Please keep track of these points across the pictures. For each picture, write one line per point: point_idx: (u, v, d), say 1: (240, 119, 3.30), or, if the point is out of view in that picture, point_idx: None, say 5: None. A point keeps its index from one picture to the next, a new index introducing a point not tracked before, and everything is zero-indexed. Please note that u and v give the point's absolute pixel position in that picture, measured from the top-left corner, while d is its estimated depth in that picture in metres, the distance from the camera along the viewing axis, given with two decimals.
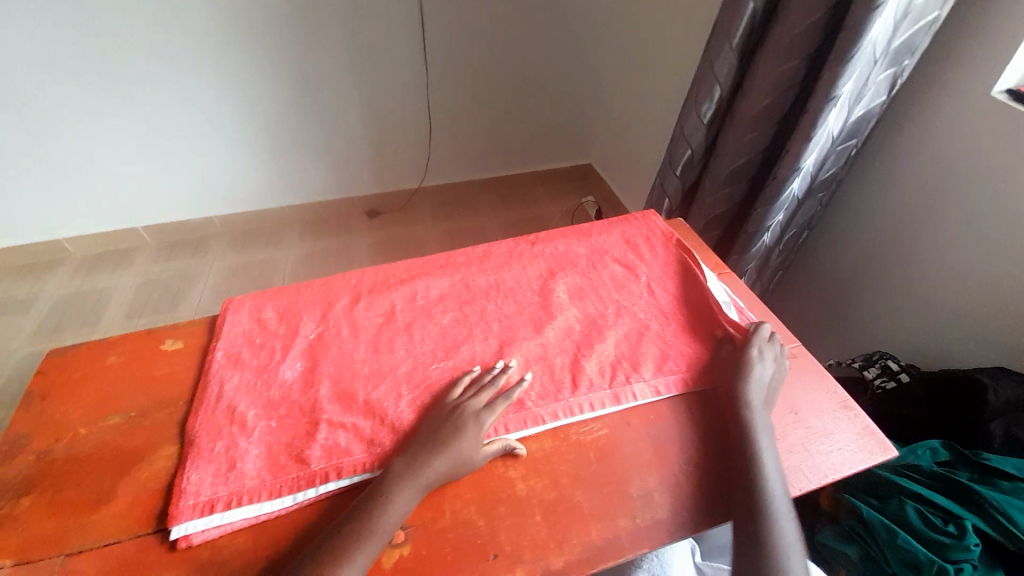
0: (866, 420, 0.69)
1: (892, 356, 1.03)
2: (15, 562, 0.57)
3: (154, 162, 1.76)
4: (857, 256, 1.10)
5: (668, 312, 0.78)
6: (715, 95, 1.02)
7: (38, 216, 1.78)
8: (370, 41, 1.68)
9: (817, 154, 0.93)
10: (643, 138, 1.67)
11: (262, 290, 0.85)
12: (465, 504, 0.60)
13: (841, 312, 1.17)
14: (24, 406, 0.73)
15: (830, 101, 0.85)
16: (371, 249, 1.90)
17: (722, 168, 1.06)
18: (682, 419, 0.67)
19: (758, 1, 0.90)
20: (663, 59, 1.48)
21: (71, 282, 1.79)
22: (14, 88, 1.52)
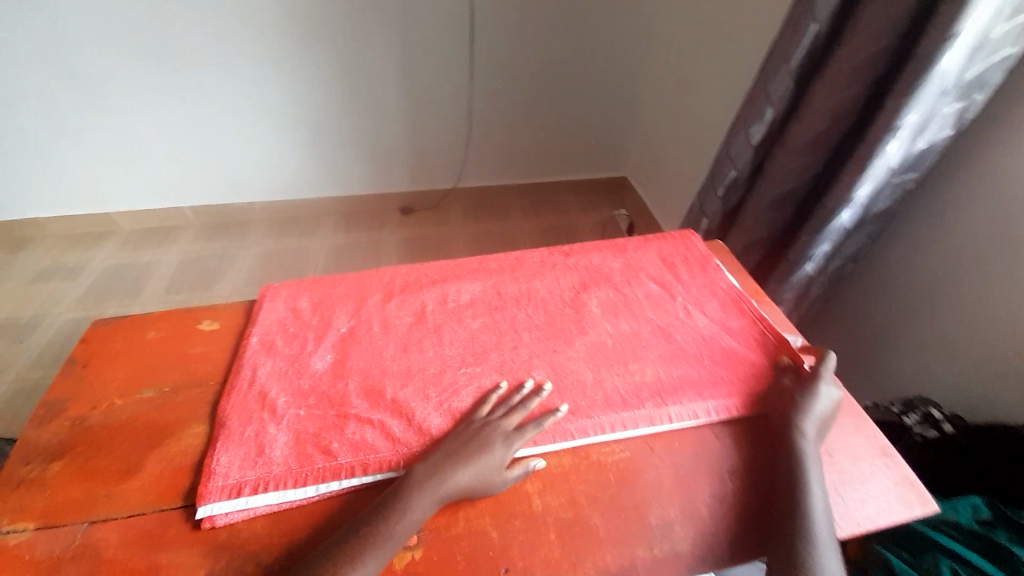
0: (906, 469, 0.65)
1: (935, 405, 0.96)
2: (40, 525, 0.59)
3: (203, 146, 1.84)
4: (906, 294, 1.04)
5: (708, 338, 0.75)
6: (767, 117, 1.00)
7: (96, 190, 1.89)
8: (415, 41, 1.71)
9: (873, 186, 0.89)
10: (683, 155, 1.64)
11: (298, 279, 0.87)
12: (480, 513, 0.59)
13: (882, 352, 1.11)
14: (66, 372, 0.76)
15: (891, 132, 0.81)
16: (400, 246, 1.92)
17: (768, 192, 1.03)
18: (709, 449, 0.65)
19: (821, 22, 0.87)
20: (710, 76, 1.45)
21: (119, 254, 1.88)
22: (87, 68, 1.63)
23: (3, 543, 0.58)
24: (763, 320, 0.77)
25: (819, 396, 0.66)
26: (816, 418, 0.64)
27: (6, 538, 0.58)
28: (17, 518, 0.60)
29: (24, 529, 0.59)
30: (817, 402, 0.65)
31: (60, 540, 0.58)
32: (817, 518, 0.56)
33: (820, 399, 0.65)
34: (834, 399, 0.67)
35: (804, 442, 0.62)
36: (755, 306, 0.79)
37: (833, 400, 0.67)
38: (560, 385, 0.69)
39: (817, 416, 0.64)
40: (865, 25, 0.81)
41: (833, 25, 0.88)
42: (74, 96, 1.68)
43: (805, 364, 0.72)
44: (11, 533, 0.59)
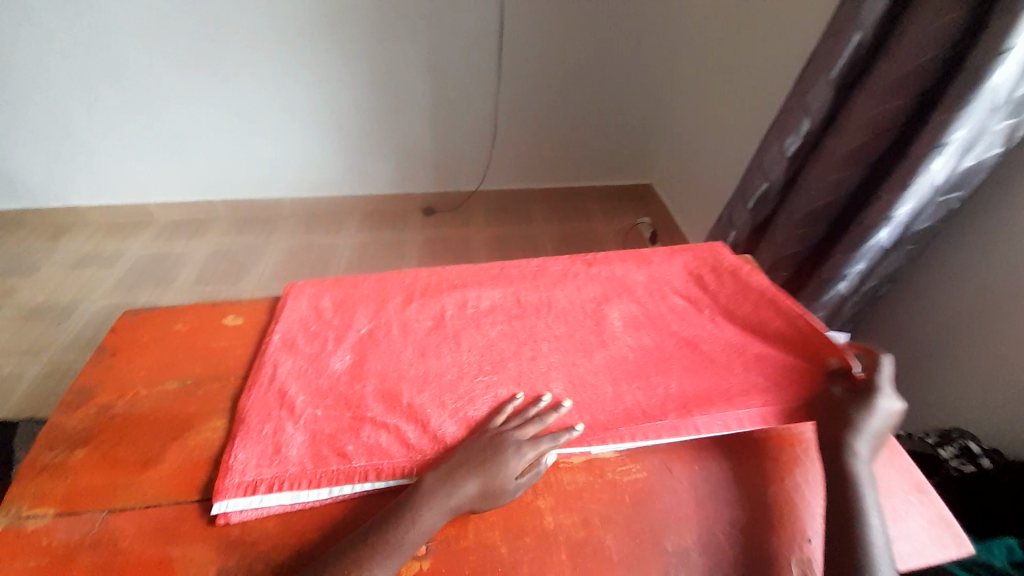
0: (942, 507, 0.61)
1: (974, 438, 0.91)
2: (59, 511, 0.61)
3: (236, 142, 1.89)
4: (946, 319, 0.99)
5: (739, 350, 0.72)
6: (802, 129, 0.96)
7: (134, 182, 1.96)
8: (444, 43, 1.72)
9: (914, 204, 0.85)
10: (712, 165, 1.60)
11: (321, 278, 0.88)
12: (490, 526, 0.58)
13: (918, 379, 1.05)
14: (95, 360, 0.79)
15: (934, 149, 0.77)
16: (422, 246, 1.93)
17: (800, 206, 0.99)
18: (730, 475, 0.62)
19: (865, 32, 0.84)
20: (743, 85, 1.41)
21: (153, 245, 1.95)
22: (131, 65, 1.70)
23: (25, 526, 0.59)
24: (802, 320, 0.74)
25: (875, 412, 0.62)
26: (869, 437, 0.61)
27: (28, 522, 0.60)
28: (39, 502, 0.61)
29: (44, 514, 0.60)
30: (871, 419, 0.62)
31: (78, 527, 0.59)
32: (871, 549, 0.53)
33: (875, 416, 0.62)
34: (892, 416, 0.63)
35: (857, 465, 0.59)
36: (792, 305, 0.76)
37: (889, 420, 0.63)
38: (577, 398, 0.67)
39: (869, 435, 0.61)
40: (914, 36, 0.77)
41: (879, 36, 0.85)
42: (118, 91, 1.75)
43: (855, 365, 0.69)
44: (32, 517, 0.60)
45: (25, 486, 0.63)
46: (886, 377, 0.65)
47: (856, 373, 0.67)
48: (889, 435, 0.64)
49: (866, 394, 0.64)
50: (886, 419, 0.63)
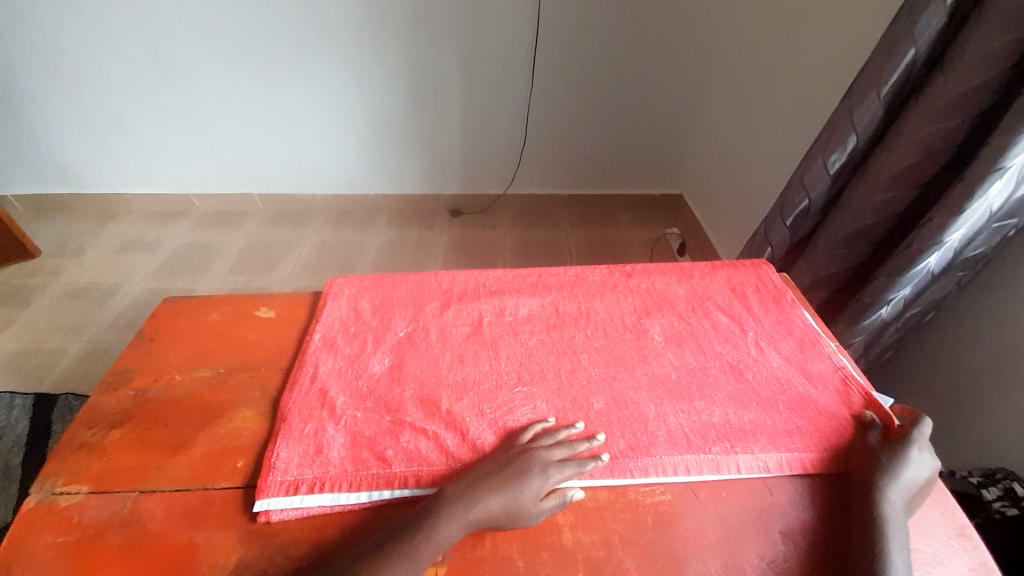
0: (986, 555, 0.57)
1: (1020, 479, 0.86)
2: (94, 489, 0.63)
3: (273, 136, 1.94)
4: (994, 353, 0.93)
5: (784, 381, 0.71)
6: (848, 145, 0.92)
7: (177, 172, 2.04)
8: (479, 47, 1.73)
9: (967, 230, 0.80)
10: (748, 178, 1.56)
11: (360, 277, 0.90)
12: (507, 538, 0.58)
13: (960, 413, 1.00)
14: (135, 343, 0.82)
15: (992, 173, 0.73)
16: (448, 247, 1.95)
17: (842, 226, 0.95)
18: (759, 505, 0.60)
19: (920, 48, 0.80)
20: (784, 97, 1.37)
21: (192, 233, 2.02)
22: (180, 60, 1.77)
23: (58, 502, 0.62)
24: (844, 367, 0.73)
25: (908, 461, 0.60)
26: (903, 488, 0.58)
27: (61, 498, 0.62)
28: (72, 480, 0.64)
29: (77, 492, 0.63)
30: (906, 469, 0.59)
31: (108, 506, 0.61)
32: None
33: (909, 467, 0.60)
34: (927, 471, 0.61)
35: (889, 510, 0.56)
36: (834, 349, 0.75)
37: (925, 475, 0.60)
38: (618, 415, 0.67)
39: (902, 485, 0.58)
40: (972, 53, 0.73)
41: (935, 51, 0.81)
42: (167, 85, 1.83)
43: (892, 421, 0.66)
44: (66, 493, 0.63)
45: (62, 462, 0.66)
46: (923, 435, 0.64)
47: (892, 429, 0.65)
48: (926, 490, 0.61)
49: (898, 442, 0.62)
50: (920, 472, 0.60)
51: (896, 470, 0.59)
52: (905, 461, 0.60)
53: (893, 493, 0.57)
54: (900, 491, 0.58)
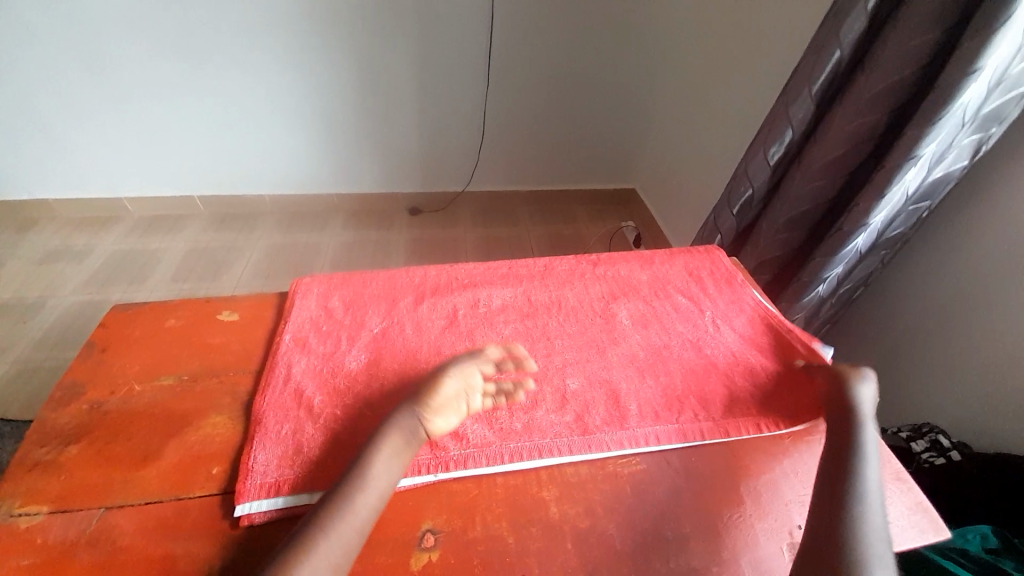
0: (919, 495, 0.65)
1: (943, 432, 0.97)
2: (53, 508, 0.59)
3: (216, 133, 1.84)
4: (912, 321, 1.05)
5: (738, 353, 0.77)
6: (786, 137, 1.01)
7: (107, 175, 1.90)
8: (433, 46, 1.72)
9: (888, 212, 0.89)
10: (697, 171, 1.66)
11: (328, 276, 0.88)
12: (497, 518, 0.60)
13: (887, 376, 1.12)
14: (85, 355, 0.77)
15: (909, 160, 0.82)
16: (409, 245, 1.93)
17: (782, 212, 1.04)
18: (727, 466, 0.65)
19: (845, 49, 0.88)
20: (728, 95, 1.46)
21: (127, 240, 1.89)
22: (107, 56, 1.65)
23: (16, 525, 0.58)
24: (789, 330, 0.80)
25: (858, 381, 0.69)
26: (861, 413, 0.66)
27: (19, 520, 0.58)
28: (30, 500, 0.60)
29: (36, 513, 0.59)
30: (853, 390, 0.67)
31: (74, 525, 0.58)
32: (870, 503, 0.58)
33: (860, 393, 0.67)
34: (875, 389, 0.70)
35: (850, 432, 0.64)
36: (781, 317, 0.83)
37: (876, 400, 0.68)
38: (592, 394, 0.71)
39: (862, 411, 0.66)
40: (888, 53, 0.82)
41: (858, 52, 0.89)
42: (92, 80, 1.69)
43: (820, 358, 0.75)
44: (24, 515, 0.58)
45: (15, 484, 0.61)
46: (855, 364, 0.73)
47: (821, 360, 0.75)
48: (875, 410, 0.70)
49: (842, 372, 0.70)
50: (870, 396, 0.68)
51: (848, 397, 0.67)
52: (854, 388, 0.68)
53: (855, 419, 0.65)
54: (858, 413, 0.66)
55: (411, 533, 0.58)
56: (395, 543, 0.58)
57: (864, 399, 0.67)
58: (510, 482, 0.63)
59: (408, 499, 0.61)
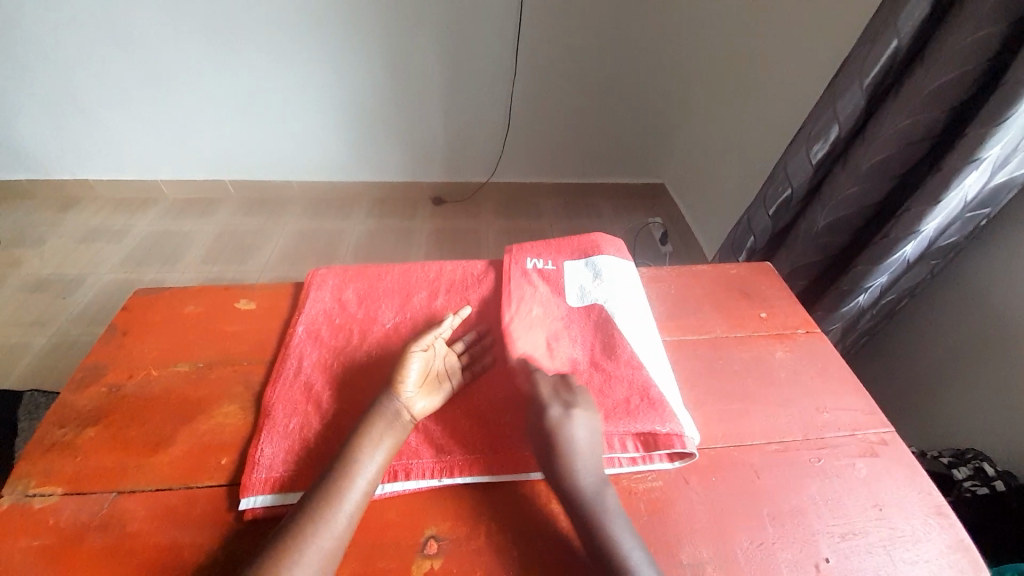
0: (962, 532, 0.59)
1: (988, 459, 0.90)
2: (68, 490, 0.60)
3: (244, 118, 1.86)
4: (962, 338, 0.97)
5: (761, 376, 0.74)
6: (830, 135, 0.94)
7: (143, 158, 1.95)
8: (462, 34, 1.68)
9: (942, 219, 0.82)
10: (732, 167, 1.58)
11: (344, 267, 0.87)
12: (503, 529, 0.58)
13: (929, 393, 1.05)
14: (107, 338, 0.78)
15: (969, 164, 0.74)
16: (431, 236, 1.92)
17: (821, 215, 0.98)
18: (748, 490, 0.62)
19: (904, 40, 0.80)
20: (770, 88, 1.37)
21: (161, 221, 1.94)
22: (143, 41, 1.67)
23: (31, 504, 0.59)
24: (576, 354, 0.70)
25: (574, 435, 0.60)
26: (585, 447, 0.60)
27: (34, 500, 0.59)
28: (45, 481, 0.61)
29: (51, 493, 0.60)
30: (561, 433, 0.60)
31: (85, 508, 0.59)
32: None
33: (573, 427, 0.60)
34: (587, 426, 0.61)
35: (581, 480, 0.57)
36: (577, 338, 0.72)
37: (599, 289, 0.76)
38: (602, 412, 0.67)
39: (587, 446, 0.60)
40: (952, 45, 0.74)
41: (917, 44, 0.81)
42: (131, 66, 1.72)
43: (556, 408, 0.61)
44: (39, 496, 0.60)
45: (33, 464, 0.63)
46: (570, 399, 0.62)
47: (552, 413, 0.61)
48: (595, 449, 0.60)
49: (551, 421, 0.60)
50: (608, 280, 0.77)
51: (566, 445, 0.59)
52: (573, 426, 0.60)
53: (577, 459, 0.59)
54: (577, 460, 0.59)
55: (413, 539, 0.57)
56: (395, 549, 0.56)
57: (589, 425, 0.61)
58: (517, 491, 0.61)
59: (413, 504, 0.60)
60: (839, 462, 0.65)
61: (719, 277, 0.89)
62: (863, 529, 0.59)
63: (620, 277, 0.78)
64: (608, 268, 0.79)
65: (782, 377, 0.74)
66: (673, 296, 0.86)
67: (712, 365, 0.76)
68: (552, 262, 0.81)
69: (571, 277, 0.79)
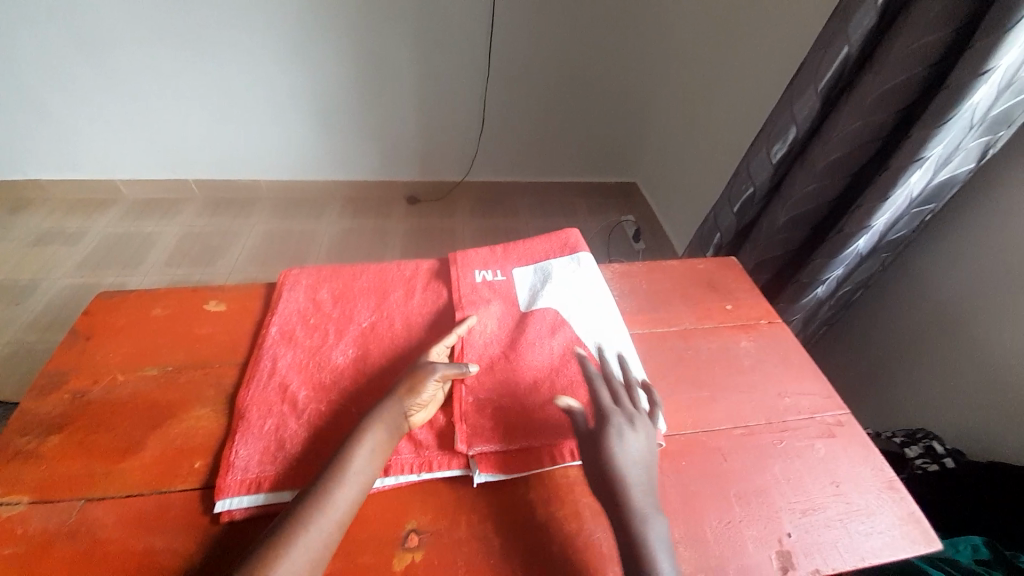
0: (912, 505, 0.63)
1: (938, 437, 0.98)
2: (32, 500, 0.58)
3: (210, 117, 1.80)
4: (912, 325, 1.04)
5: (725, 364, 0.78)
6: (789, 136, 0.98)
7: (102, 157, 1.87)
8: (435, 35, 1.68)
9: (891, 214, 0.87)
10: (700, 165, 1.63)
11: (317, 267, 0.86)
12: (483, 519, 0.59)
13: (883, 377, 1.12)
14: (68, 342, 0.75)
15: (914, 163, 0.80)
16: (406, 235, 1.91)
17: (783, 211, 1.02)
18: (716, 472, 0.65)
19: (854, 46, 0.85)
20: (734, 91, 1.43)
21: (121, 223, 1.86)
22: (98, 36, 1.60)
23: None
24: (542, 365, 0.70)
25: (633, 451, 0.59)
26: (644, 468, 0.58)
27: None
28: (9, 490, 0.59)
29: (17, 502, 0.58)
30: (626, 454, 0.58)
31: (52, 517, 0.57)
32: None
33: (633, 448, 0.59)
34: (647, 442, 0.60)
35: (633, 499, 0.56)
36: (542, 348, 0.71)
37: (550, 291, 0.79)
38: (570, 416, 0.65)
39: (645, 465, 0.58)
40: (897, 51, 0.79)
41: (867, 49, 0.86)
42: (85, 62, 1.65)
43: (616, 419, 0.61)
44: (3, 505, 0.57)
45: None
46: (632, 412, 0.62)
47: (615, 425, 0.60)
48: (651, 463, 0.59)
49: (613, 431, 0.60)
50: (556, 282, 0.80)
51: (624, 458, 0.58)
52: (635, 442, 0.59)
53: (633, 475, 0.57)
54: (633, 473, 0.57)
55: (395, 533, 0.58)
56: (378, 542, 0.57)
57: (651, 441, 0.60)
58: (495, 483, 0.62)
59: (394, 499, 0.60)
60: (800, 442, 0.69)
61: (687, 271, 0.93)
62: (822, 505, 0.62)
63: (575, 274, 0.80)
64: (565, 267, 0.82)
65: (746, 365, 0.78)
66: (644, 291, 0.89)
67: (682, 354, 0.79)
68: (501, 272, 0.83)
69: (523, 282, 0.81)
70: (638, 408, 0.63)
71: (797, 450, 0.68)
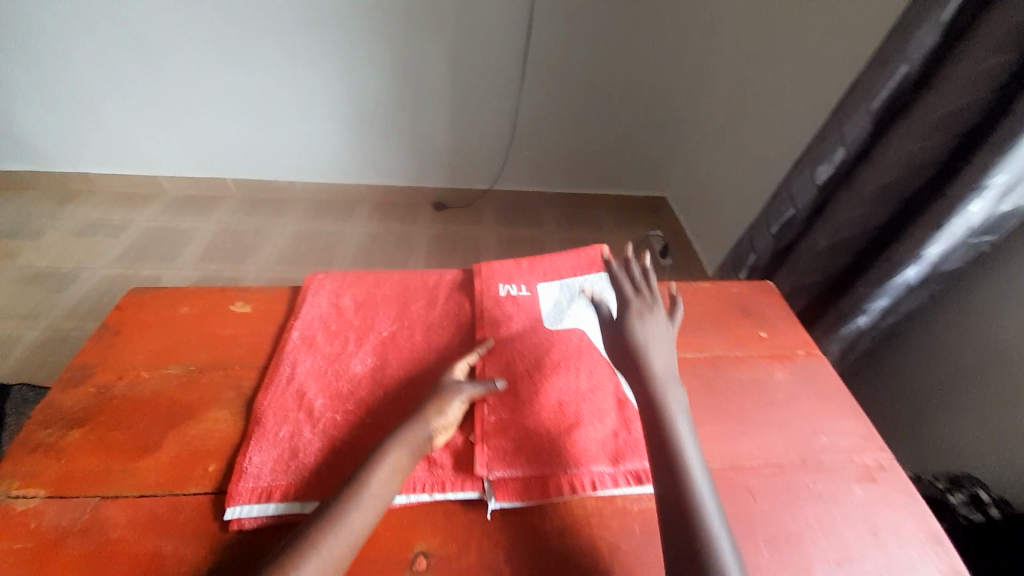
0: (957, 561, 0.58)
1: (985, 485, 0.90)
2: (50, 494, 0.59)
3: (250, 119, 1.86)
4: (963, 362, 0.96)
5: (758, 396, 0.73)
6: (836, 157, 0.94)
7: (147, 154, 1.95)
8: (470, 45, 1.70)
9: (945, 244, 0.81)
10: (735, 183, 1.58)
11: (342, 272, 0.86)
12: (494, 545, 0.56)
13: (927, 415, 1.04)
14: (98, 337, 0.77)
15: (973, 192, 0.74)
16: (431, 241, 1.91)
17: (825, 235, 0.98)
18: (744, 512, 0.61)
19: (912, 66, 0.80)
20: (775, 109, 1.38)
21: (160, 217, 1.93)
22: (151, 40, 1.68)
23: (14, 506, 0.58)
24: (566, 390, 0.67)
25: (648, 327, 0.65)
26: (659, 344, 0.64)
27: (16, 502, 0.58)
28: (28, 482, 0.60)
29: (34, 495, 0.59)
30: (643, 334, 0.64)
31: (67, 512, 0.57)
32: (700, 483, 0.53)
33: (652, 330, 0.65)
34: (661, 320, 0.66)
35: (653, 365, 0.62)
36: (568, 373, 0.69)
37: (575, 309, 0.76)
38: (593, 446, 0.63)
39: (659, 341, 0.64)
40: (960, 73, 0.74)
41: (925, 69, 0.81)
42: (137, 64, 1.73)
43: (635, 305, 0.67)
44: (22, 497, 0.58)
45: (17, 463, 0.61)
46: (648, 300, 0.68)
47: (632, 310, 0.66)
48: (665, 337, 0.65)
49: (632, 316, 0.66)
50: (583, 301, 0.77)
51: (642, 334, 0.64)
52: (651, 324, 0.65)
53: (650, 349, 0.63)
54: (651, 345, 0.63)
55: (403, 554, 0.56)
56: (384, 562, 0.55)
57: (664, 325, 0.66)
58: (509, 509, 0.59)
59: (403, 518, 0.59)
60: (836, 485, 0.64)
61: (719, 294, 0.89)
62: (859, 556, 0.57)
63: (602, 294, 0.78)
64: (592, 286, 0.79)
65: (780, 398, 0.73)
66: None
67: (711, 383, 0.75)
68: (525, 287, 0.81)
69: (547, 299, 0.79)
70: (653, 295, 0.69)
71: (834, 495, 0.63)
